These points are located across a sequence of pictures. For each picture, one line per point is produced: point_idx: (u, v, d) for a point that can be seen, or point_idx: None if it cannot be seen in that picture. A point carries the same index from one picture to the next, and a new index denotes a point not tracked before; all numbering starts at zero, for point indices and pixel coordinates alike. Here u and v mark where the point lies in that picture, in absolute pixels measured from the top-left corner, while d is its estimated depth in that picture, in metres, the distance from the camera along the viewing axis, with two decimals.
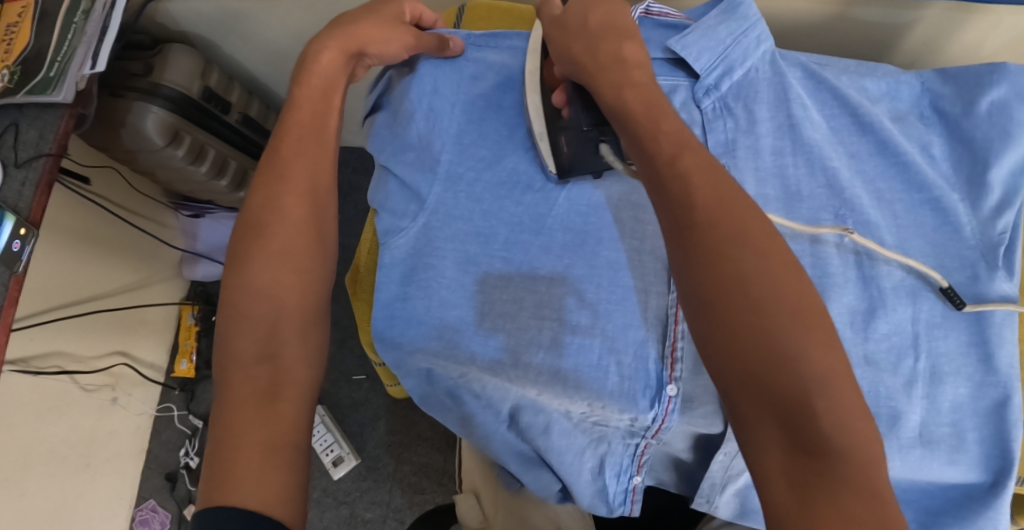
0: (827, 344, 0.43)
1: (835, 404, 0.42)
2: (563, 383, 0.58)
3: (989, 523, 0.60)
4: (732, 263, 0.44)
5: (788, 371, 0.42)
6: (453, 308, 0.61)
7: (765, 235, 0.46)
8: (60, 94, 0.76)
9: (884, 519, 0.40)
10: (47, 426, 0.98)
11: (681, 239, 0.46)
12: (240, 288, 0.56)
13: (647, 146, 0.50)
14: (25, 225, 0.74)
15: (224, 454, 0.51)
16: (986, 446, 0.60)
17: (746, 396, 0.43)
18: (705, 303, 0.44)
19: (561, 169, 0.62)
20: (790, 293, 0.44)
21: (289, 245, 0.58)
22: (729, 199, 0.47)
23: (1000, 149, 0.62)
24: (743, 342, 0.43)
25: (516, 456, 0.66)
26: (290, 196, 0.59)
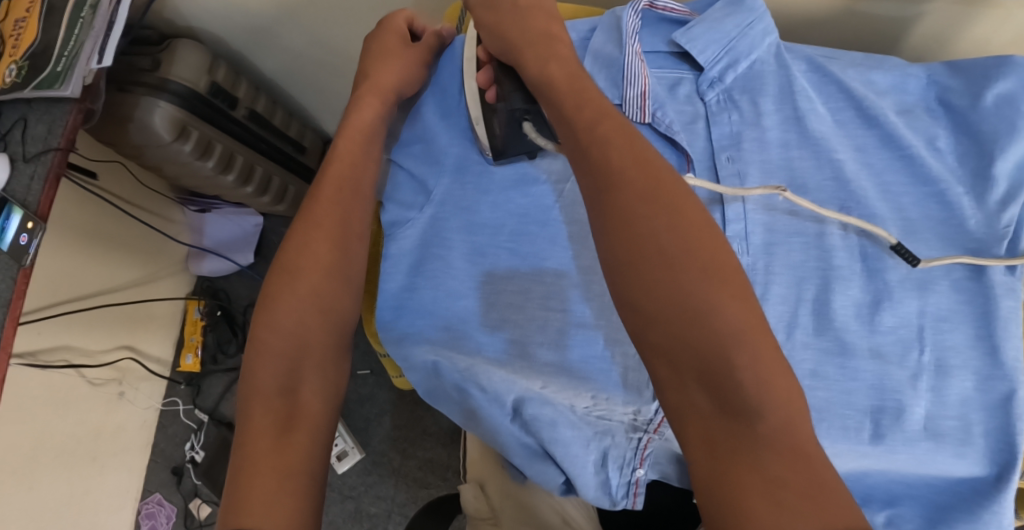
0: (743, 302, 0.44)
1: (753, 360, 0.42)
2: (568, 374, 0.59)
3: (995, 520, 0.59)
4: (645, 225, 0.47)
5: (704, 329, 0.43)
6: (459, 299, 0.62)
7: (676, 197, 0.48)
8: (68, 89, 0.76)
9: (808, 476, 0.39)
10: (55, 420, 0.98)
11: (600, 207, 0.49)
12: (268, 325, 0.57)
13: (571, 119, 0.53)
14: (32, 219, 0.75)
15: (241, 484, 0.49)
16: (991, 440, 0.59)
17: (667, 358, 0.44)
18: (622, 267, 0.47)
19: (497, 150, 0.63)
20: (699, 249, 0.46)
21: (318, 287, 0.59)
22: (644, 160, 0.49)
23: (1007, 142, 0.62)
24: (658, 304, 0.45)
25: (521, 448, 0.64)
26: (320, 240, 0.60)
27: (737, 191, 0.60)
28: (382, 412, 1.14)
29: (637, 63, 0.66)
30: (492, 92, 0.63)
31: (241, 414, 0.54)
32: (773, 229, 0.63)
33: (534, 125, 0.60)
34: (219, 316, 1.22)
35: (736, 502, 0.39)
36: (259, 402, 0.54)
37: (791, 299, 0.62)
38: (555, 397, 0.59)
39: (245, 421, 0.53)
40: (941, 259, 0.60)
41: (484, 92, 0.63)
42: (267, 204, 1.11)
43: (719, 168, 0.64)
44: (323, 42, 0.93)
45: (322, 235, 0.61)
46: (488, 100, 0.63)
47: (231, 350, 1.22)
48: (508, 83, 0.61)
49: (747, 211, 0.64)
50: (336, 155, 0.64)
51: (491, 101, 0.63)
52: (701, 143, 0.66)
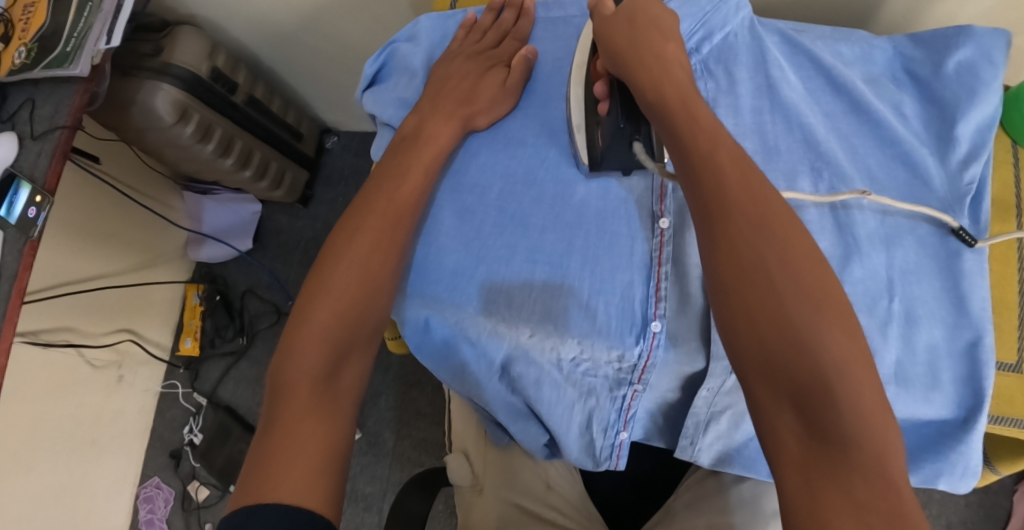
0: (846, 332, 0.47)
1: (850, 385, 0.46)
2: (554, 322, 0.62)
3: (961, 459, 0.63)
4: (758, 254, 0.49)
5: (803, 352, 0.47)
6: (450, 253, 0.65)
7: (788, 226, 0.50)
8: (77, 68, 0.79)
9: (893, 503, 0.43)
10: (53, 399, 1.01)
11: (709, 235, 0.51)
12: (323, 310, 0.60)
13: (684, 137, 0.54)
14: (40, 193, 0.78)
15: (270, 460, 0.52)
16: (959, 385, 0.62)
17: (763, 379, 0.47)
18: (728, 292, 0.49)
19: (594, 161, 0.64)
20: (809, 282, 0.49)
21: (368, 276, 0.61)
22: (759, 193, 0.51)
23: (967, 107, 0.66)
24: (761, 327, 0.48)
25: (506, 406, 0.70)
26: (371, 224, 0.63)
27: (828, 198, 0.62)
28: (378, 392, 1.16)
29: None
30: (605, 104, 0.64)
31: (282, 394, 0.57)
32: None
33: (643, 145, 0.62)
34: (218, 301, 1.23)
35: (822, 519, 0.43)
36: (304, 385, 0.57)
37: None
38: (541, 355, 0.64)
39: (286, 396, 0.56)
40: (998, 239, 0.63)
41: (599, 101, 0.64)
42: (266, 190, 1.15)
43: None
44: (319, 28, 0.95)
45: (375, 226, 0.63)
46: (598, 111, 0.64)
47: (230, 334, 1.23)
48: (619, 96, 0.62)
49: None
50: (417, 153, 0.65)
51: (602, 112, 0.64)
52: None
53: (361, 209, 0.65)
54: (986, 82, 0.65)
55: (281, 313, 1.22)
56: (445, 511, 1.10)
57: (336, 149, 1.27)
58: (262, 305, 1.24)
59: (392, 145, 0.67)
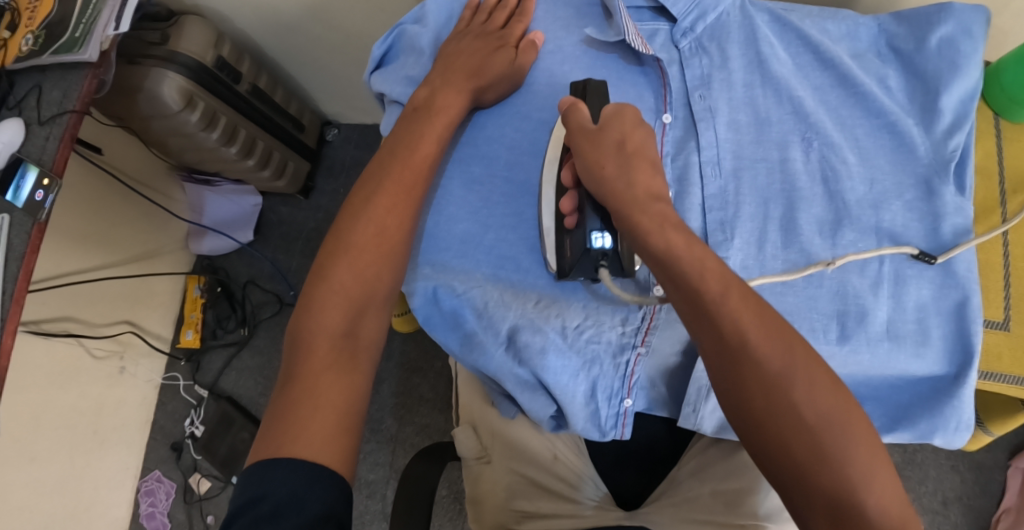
0: (871, 451, 0.50)
1: (884, 506, 0.49)
2: (562, 291, 0.66)
3: (955, 414, 0.65)
4: (785, 394, 0.50)
5: (838, 481, 0.49)
6: (459, 222, 0.67)
7: (801, 356, 0.51)
8: (86, 53, 0.81)
9: None
10: (55, 389, 1.01)
11: (730, 374, 0.52)
12: (345, 267, 0.61)
13: (694, 282, 0.52)
14: (48, 175, 0.79)
15: (289, 411, 0.55)
16: (948, 341, 0.65)
17: (803, 503, 0.50)
18: (758, 425, 0.51)
19: (561, 269, 0.64)
20: (830, 403, 0.50)
21: (388, 236, 0.63)
22: (772, 324, 0.52)
23: (949, 79, 0.68)
24: (798, 460, 0.50)
25: (514, 379, 0.69)
26: (388, 184, 0.64)
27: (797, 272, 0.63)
28: (379, 381, 1.17)
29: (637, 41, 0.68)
30: (571, 220, 0.63)
31: (303, 352, 0.59)
32: (741, 156, 0.67)
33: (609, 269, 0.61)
34: (219, 292, 1.24)
35: None
36: (323, 342, 0.59)
37: (759, 217, 0.66)
38: (546, 322, 0.66)
39: (306, 354, 0.58)
40: (956, 250, 0.64)
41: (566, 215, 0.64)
42: (268, 180, 1.16)
43: (692, 105, 0.68)
44: (321, 18, 0.97)
45: (396, 186, 0.64)
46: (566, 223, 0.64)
47: (231, 325, 1.24)
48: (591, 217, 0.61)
49: (719, 141, 0.67)
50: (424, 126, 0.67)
51: (569, 226, 0.63)
52: (677, 84, 0.70)
53: (382, 164, 0.66)
54: (967, 55, 0.68)
55: (283, 302, 1.24)
56: (451, 494, 1.10)
57: (336, 141, 1.29)
58: (264, 296, 1.25)
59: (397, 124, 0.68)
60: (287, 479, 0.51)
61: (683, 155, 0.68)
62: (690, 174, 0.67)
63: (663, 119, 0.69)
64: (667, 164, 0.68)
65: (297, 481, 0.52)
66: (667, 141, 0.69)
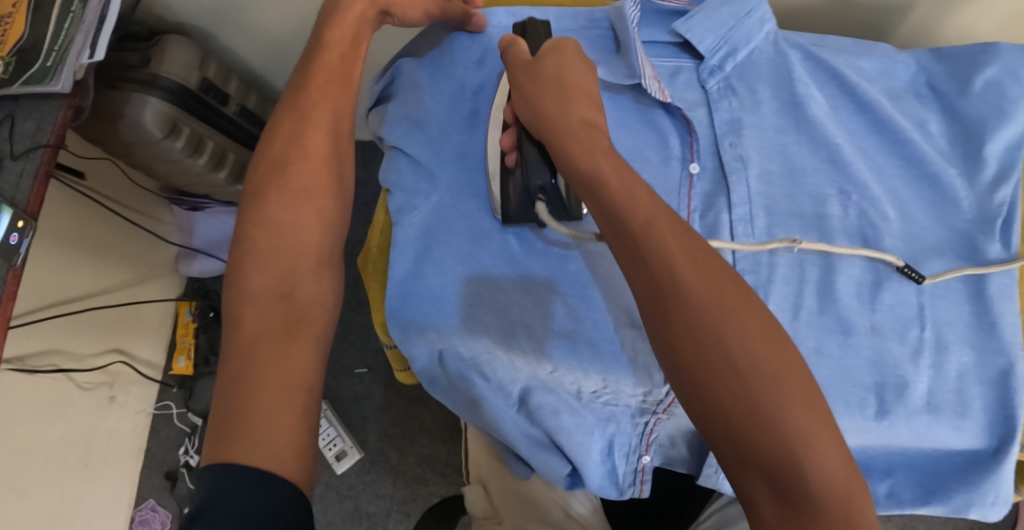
0: (809, 404, 0.43)
1: (824, 467, 0.42)
2: (580, 355, 0.60)
3: (993, 488, 0.61)
4: (717, 338, 0.44)
5: (769, 430, 0.42)
6: (470, 280, 0.62)
7: (741, 299, 0.45)
8: (59, 84, 0.75)
9: None
10: (45, 426, 0.97)
11: (657, 314, 0.46)
12: (268, 222, 0.57)
13: (617, 206, 0.48)
14: (23, 218, 0.72)
15: (231, 400, 0.50)
16: (990, 412, 0.60)
17: (735, 462, 0.43)
18: (686, 371, 0.44)
19: (505, 214, 0.62)
20: (769, 352, 0.44)
21: (310, 183, 0.59)
22: (707, 265, 0.46)
23: (995, 126, 0.62)
24: (726, 406, 0.43)
25: (525, 439, 0.65)
26: (315, 140, 0.60)
27: (758, 246, 0.58)
28: (378, 409, 1.14)
29: (655, 85, 0.63)
30: (513, 156, 0.62)
31: (235, 327, 0.54)
32: (774, 211, 0.62)
33: (547, 204, 0.60)
34: (211, 317, 1.20)
35: None
36: (257, 304, 0.55)
37: (795, 280, 0.60)
38: (559, 385, 0.61)
39: (241, 339, 0.53)
40: (947, 274, 0.60)
41: (506, 154, 0.63)
42: None
43: (722, 154, 0.63)
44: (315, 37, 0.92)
45: (315, 132, 0.60)
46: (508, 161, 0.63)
47: None
48: (530, 148, 0.60)
49: (752, 196, 0.62)
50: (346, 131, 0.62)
51: (511, 163, 0.62)
52: (704, 130, 0.64)
53: (292, 134, 0.60)
54: (1014, 99, 0.62)
55: None
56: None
57: None
58: None
59: (343, 102, 0.63)
60: (242, 481, 0.45)
61: (713, 211, 0.62)
62: (720, 232, 0.61)
63: (692, 168, 0.63)
64: (695, 221, 0.62)
65: (249, 485, 0.45)
66: (695, 194, 0.63)
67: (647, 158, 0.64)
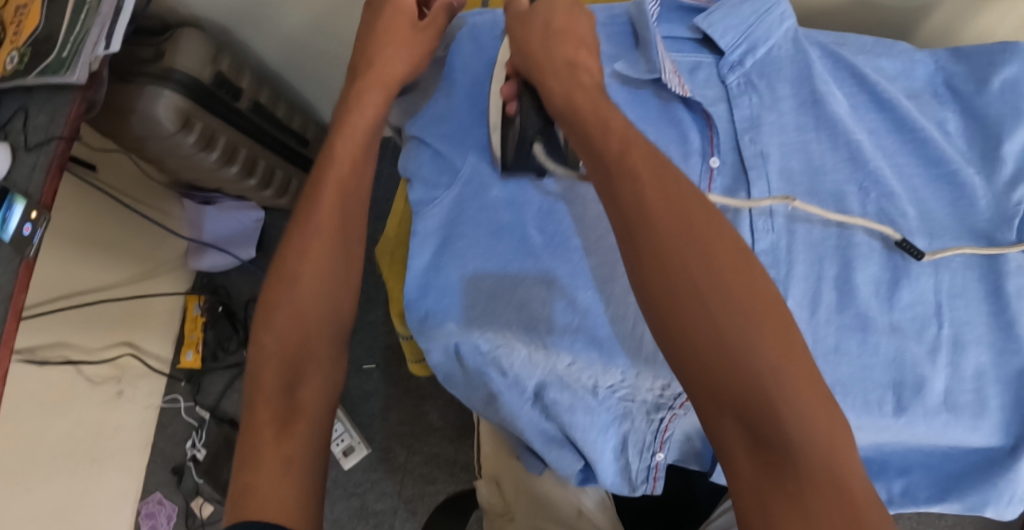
0: (783, 346, 0.43)
1: (792, 395, 0.42)
2: (599, 348, 0.60)
3: (1009, 487, 0.61)
4: (682, 265, 0.45)
5: (739, 365, 0.42)
6: (490, 272, 0.62)
7: (709, 229, 0.46)
8: (74, 75, 0.75)
9: (851, 509, 0.39)
10: (53, 419, 0.97)
11: (629, 246, 0.47)
12: (280, 314, 0.60)
13: (597, 146, 0.51)
14: (36, 208, 0.73)
15: (239, 485, 0.53)
16: (1009, 412, 0.60)
17: (705, 394, 0.43)
18: (655, 301, 0.45)
19: (504, 164, 0.62)
20: (736, 281, 0.44)
21: (320, 271, 0.61)
22: (676, 198, 0.47)
23: (1012, 126, 0.63)
24: (694, 335, 0.43)
25: (540, 435, 0.66)
26: (324, 223, 0.62)
27: (749, 203, 0.57)
28: (387, 406, 1.13)
29: (674, 79, 0.63)
30: (513, 105, 0.60)
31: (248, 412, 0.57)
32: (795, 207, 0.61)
33: (546, 148, 0.59)
34: (219, 312, 1.19)
35: None
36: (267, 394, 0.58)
37: (813, 277, 0.60)
38: (575, 380, 0.61)
39: (252, 425, 0.56)
40: (946, 251, 0.60)
41: (506, 103, 0.61)
42: (270, 198, 1.12)
43: (742, 150, 0.63)
44: (328, 33, 0.92)
45: (323, 218, 0.62)
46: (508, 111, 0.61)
47: (232, 346, 1.19)
48: (531, 100, 0.58)
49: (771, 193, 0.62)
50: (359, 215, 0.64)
51: (512, 112, 0.60)
52: (724, 126, 0.64)
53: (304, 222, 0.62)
54: None
55: None
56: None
57: None
58: None
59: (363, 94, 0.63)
60: None
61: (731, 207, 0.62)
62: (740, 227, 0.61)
63: (711, 162, 0.63)
64: None
65: None
66: (714, 188, 0.63)
67: (668, 154, 0.64)
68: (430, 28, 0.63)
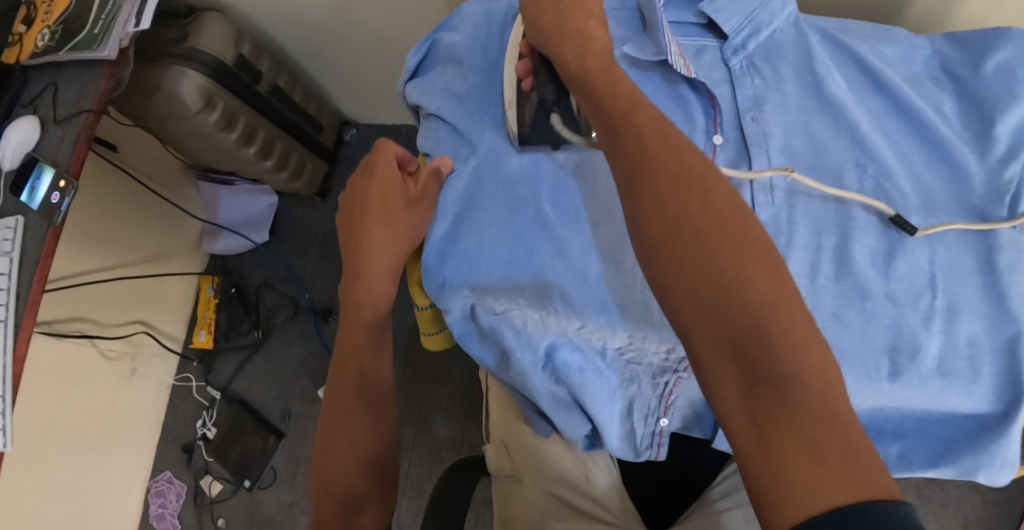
0: (775, 290, 0.45)
1: (784, 330, 0.44)
2: (609, 310, 0.63)
3: (1001, 452, 0.64)
4: (680, 209, 0.48)
5: (735, 303, 0.45)
6: (504, 242, 0.65)
7: (709, 178, 0.49)
8: (105, 50, 0.78)
9: (840, 435, 0.42)
10: (67, 393, 1.00)
11: (632, 196, 0.50)
12: (330, 458, 0.67)
13: (606, 108, 0.54)
14: (64, 177, 0.74)
15: None
16: (999, 378, 0.63)
17: (703, 333, 0.46)
18: (656, 248, 0.48)
19: (522, 136, 0.66)
20: (732, 226, 0.47)
21: (354, 411, 0.68)
22: (677, 151, 0.50)
23: (1005, 107, 0.65)
24: (692, 277, 0.46)
25: (549, 397, 0.67)
26: (355, 364, 0.69)
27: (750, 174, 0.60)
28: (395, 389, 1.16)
29: (681, 62, 0.65)
30: (528, 81, 0.65)
31: None
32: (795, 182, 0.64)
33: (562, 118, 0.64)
34: (232, 294, 1.22)
35: (776, 460, 0.42)
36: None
37: (813, 247, 0.63)
38: (586, 342, 0.64)
39: None
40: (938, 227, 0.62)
41: (521, 79, 0.65)
42: (286, 182, 1.14)
43: (744, 128, 0.65)
44: (346, 18, 0.94)
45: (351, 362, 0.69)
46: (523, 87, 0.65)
47: (244, 327, 1.21)
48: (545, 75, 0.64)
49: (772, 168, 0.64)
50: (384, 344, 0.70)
51: (527, 88, 0.65)
52: (728, 105, 0.67)
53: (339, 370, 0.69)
54: None
55: (298, 306, 1.22)
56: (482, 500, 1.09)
57: (354, 142, 1.27)
58: (278, 298, 1.23)
59: None
60: None
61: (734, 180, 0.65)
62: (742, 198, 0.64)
63: (715, 139, 0.66)
64: None
65: None
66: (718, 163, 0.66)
67: None
68: (423, 201, 0.66)
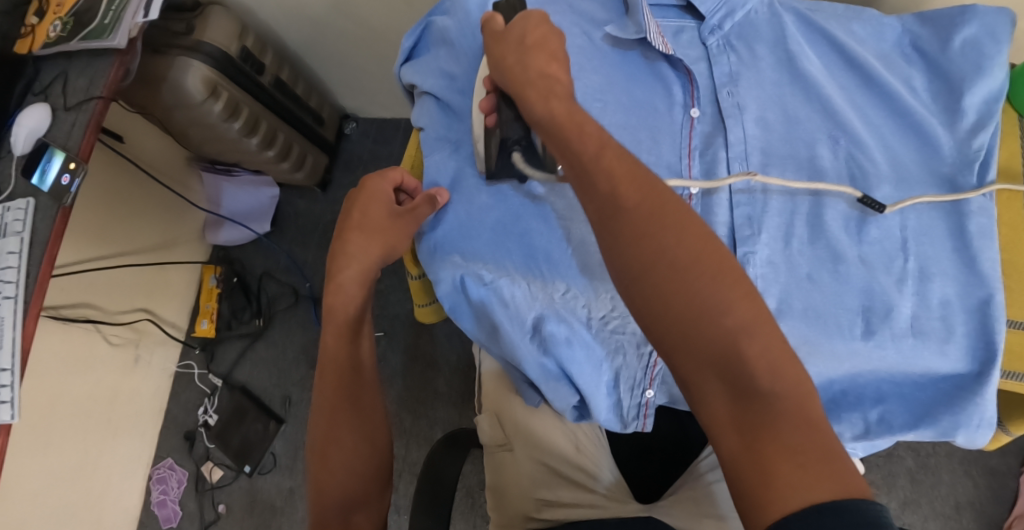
0: (750, 313, 0.48)
1: (761, 349, 0.47)
2: (591, 277, 0.66)
3: (977, 411, 0.66)
4: (658, 243, 0.50)
5: (714, 329, 0.47)
6: (492, 211, 0.68)
7: (680, 210, 0.51)
8: (115, 40, 0.82)
9: (823, 442, 0.44)
10: (72, 376, 1.02)
11: (610, 231, 0.52)
12: (321, 461, 0.66)
13: (574, 147, 0.56)
14: (74, 160, 0.78)
15: None
16: (971, 338, 0.65)
17: (687, 358, 0.48)
18: (636, 282, 0.50)
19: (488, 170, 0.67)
20: (706, 256, 0.49)
21: (345, 410, 0.68)
22: (649, 185, 0.53)
23: (973, 80, 0.68)
24: (673, 307, 0.48)
25: (538, 370, 0.68)
26: (342, 363, 0.69)
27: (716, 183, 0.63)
28: (392, 376, 1.18)
29: (660, 39, 0.68)
30: (492, 118, 0.65)
31: None
32: (769, 153, 0.67)
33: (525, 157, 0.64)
34: (234, 283, 1.25)
35: (767, 472, 0.43)
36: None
37: (787, 213, 0.66)
38: (571, 312, 0.66)
39: None
40: (906, 201, 0.65)
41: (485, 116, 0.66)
42: (287, 172, 1.18)
43: (720, 102, 0.69)
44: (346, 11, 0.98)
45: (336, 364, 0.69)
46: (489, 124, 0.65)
47: (245, 316, 1.24)
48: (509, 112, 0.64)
49: (747, 139, 0.67)
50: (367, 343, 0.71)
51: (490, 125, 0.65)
52: (705, 82, 0.70)
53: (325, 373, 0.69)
54: (991, 56, 0.67)
55: (298, 295, 1.25)
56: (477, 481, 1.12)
57: (354, 135, 1.31)
58: (279, 288, 1.26)
59: None
60: None
61: (711, 149, 0.68)
62: (718, 167, 0.67)
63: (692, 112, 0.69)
64: (695, 158, 0.68)
65: None
66: (695, 135, 0.69)
67: (655, 106, 0.70)
68: (409, 216, 0.68)
